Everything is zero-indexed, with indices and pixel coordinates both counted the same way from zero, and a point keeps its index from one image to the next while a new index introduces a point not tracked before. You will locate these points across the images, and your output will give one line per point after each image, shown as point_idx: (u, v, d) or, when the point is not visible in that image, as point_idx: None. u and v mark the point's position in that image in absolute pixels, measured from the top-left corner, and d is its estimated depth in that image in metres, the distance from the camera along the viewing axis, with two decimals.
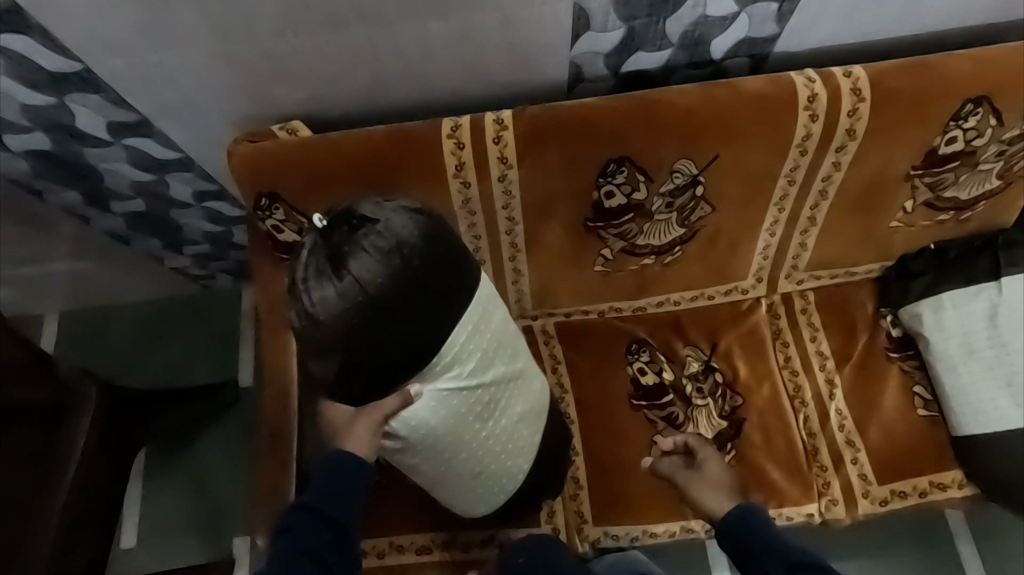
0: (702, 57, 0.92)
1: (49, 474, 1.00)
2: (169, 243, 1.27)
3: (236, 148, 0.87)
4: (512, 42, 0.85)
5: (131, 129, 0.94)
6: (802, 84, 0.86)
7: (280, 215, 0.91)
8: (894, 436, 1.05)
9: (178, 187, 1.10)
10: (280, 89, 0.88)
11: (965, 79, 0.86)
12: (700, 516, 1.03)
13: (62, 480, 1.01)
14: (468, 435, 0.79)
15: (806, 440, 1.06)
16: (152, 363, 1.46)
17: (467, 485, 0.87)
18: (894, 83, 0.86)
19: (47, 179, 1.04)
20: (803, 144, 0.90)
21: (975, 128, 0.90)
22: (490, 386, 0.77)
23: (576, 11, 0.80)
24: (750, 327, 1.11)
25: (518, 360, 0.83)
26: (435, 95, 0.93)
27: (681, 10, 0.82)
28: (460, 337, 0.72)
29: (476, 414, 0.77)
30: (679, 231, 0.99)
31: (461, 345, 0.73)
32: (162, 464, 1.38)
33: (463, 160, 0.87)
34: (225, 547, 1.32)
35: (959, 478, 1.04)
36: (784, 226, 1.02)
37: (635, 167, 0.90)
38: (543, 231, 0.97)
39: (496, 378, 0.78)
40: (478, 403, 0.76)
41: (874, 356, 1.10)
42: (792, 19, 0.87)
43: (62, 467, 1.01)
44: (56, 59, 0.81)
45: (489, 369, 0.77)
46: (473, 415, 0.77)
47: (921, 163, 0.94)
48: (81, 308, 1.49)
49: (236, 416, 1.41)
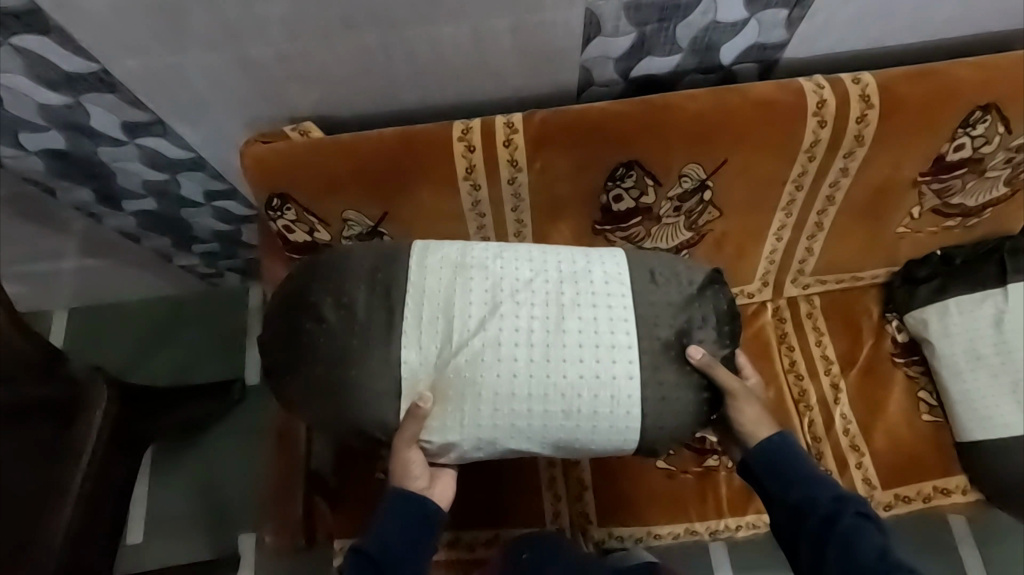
0: (711, 63, 0.93)
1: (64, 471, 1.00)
2: (179, 242, 1.28)
3: (248, 148, 0.88)
4: (523, 47, 0.86)
5: (144, 128, 0.95)
6: (811, 90, 0.86)
7: (292, 215, 0.92)
8: (900, 441, 1.06)
9: (190, 187, 1.11)
10: (293, 91, 0.89)
11: (974, 86, 0.86)
12: (704, 518, 1.03)
13: (77, 477, 1.00)
14: (562, 373, 0.73)
15: (811, 444, 1.07)
16: (160, 359, 1.47)
17: (621, 430, 0.74)
18: (904, 89, 0.86)
19: (60, 177, 1.05)
20: (812, 150, 0.91)
21: (983, 135, 0.90)
22: (484, 324, 0.73)
23: (588, 16, 0.81)
24: (755, 330, 1.12)
25: (528, 277, 0.76)
26: (446, 98, 0.94)
27: (691, 16, 0.83)
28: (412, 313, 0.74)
29: (516, 354, 0.72)
30: (686, 235, 1.00)
31: (416, 324, 0.74)
32: (169, 460, 1.39)
33: (473, 163, 0.88)
34: (231, 544, 1.33)
35: (962, 483, 1.04)
36: (791, 231, 1.03)
37: (644, 171, 0.91)
38: (551, 233, 0.98)
39: (489, 310, 0.74)
40: (483, 337, 0.73)
41: (879, 360, 1.10)
42: (802, 25, 0.88)
43: (76, 465, 1.01)
44: (74, 59, 0.82)
45: (473, 308, 0.74)
46: (497, 352, 0.72)
47: (929, 169, 0.94)
48: (90, 305, 1.50)
49: (244, 412, 1.42)
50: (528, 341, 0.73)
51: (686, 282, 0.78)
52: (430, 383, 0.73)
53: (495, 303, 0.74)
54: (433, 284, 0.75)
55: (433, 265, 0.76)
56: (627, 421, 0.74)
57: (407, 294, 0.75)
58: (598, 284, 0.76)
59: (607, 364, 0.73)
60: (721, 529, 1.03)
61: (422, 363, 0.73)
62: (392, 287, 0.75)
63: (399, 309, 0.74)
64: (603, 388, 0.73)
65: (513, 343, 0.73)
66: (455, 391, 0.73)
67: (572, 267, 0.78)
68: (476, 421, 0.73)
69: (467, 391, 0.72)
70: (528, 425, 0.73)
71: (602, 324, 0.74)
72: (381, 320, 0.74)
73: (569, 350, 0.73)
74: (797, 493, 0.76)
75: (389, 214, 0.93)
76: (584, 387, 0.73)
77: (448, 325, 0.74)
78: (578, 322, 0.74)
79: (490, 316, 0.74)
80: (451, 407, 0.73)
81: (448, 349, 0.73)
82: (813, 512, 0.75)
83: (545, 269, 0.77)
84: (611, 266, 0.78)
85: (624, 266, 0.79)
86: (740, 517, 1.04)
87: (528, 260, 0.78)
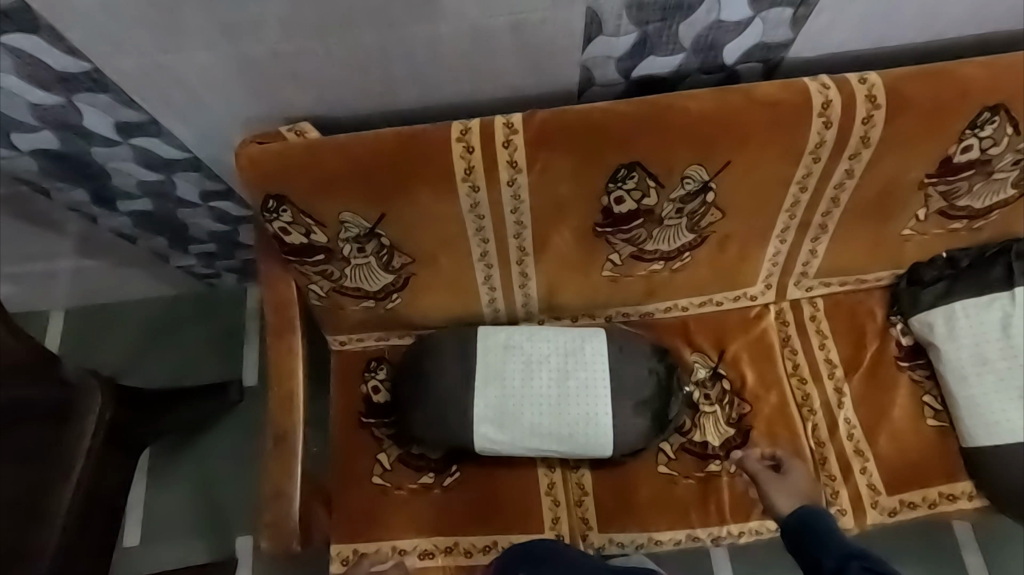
0: (714, 63, 0.91)
1: (52, 486, 0.99)
2: (175, 243, 1.27)
3: (244, 149, 0.86)
4: (523, 46, 0.84)
5: (138, 128, 0.94)
6: (817, 91, 0.85)
7: (288, 217, 0.90)
8: (906, 447, 1.04)
9: (186, 187, 1.09)
10: (288, 91, 0.88)
11: (981, 88, 0.84)
12: (707, 524, 1.01)
13: (66, 491, 0.99)
14: (573, 417, 0.97)
15: (814, 449, 1.05)
16: (157, 361, 1.46)
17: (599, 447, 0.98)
18: (910, 90, 0.85)
19: (54, 177, 1.04)
20: (816, 151, 0.90)
21: (991, 137, 0.89)
22: (503, 378, 0.99)
23: (589, 15, 0.79)
24: (759, 333, 1.10)
25: (548, 349, 1.00)
26: (444, 98, 0.93)
27: (694, 15, 0.81)
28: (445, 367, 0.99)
29: (542, 405, 0.98)
30: (689, 237, 0.98)
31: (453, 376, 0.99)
32: (166, 463, 1.38)
33: (472, 163, 0.86)
34: (229, 548, 1.32)
35: (968, 489, 1.02)
36: (794, 233, 1.01)
37: (646, 173, 0.89)
38: (551, 235, 0.96)
39: (523, 374, 0.99)
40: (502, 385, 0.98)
41: (884, 364, 1.08)
42: (807, 24, 0.86)
43: (65, 479, 1.00)
44: (65, 59, 0.80)
45: (511, 373, 0.99)
46: (512, 398, 0.98)
47: (936, 171, 0.93)
48: (87, 305, 1.49)
49: (241, 415, 1.41)
50: (550, 396, 0.98)
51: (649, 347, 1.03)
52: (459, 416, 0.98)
53: (527, 370, 0.99)
54: (466, 348, 1.00)
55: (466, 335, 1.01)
56: (603, 446, 0.98)
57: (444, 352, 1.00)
58: (586, 351, 1.00)
59: (589, 406, 0.98)
60: (724, 535, 1.01)
61: (455, 400, 0.98)
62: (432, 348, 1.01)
63: (436, 365, 1.00)
64: (588, 424, 0.97)
65: (523, 392, 0.98)
66: (481, 425, 0.97)
67: (567, 337, 1.01)
68: (496, 445, 0.98)
69: (491, 425, 0.97)
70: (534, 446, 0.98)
71: (602, 381, 0.98)
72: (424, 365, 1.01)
73: (579, 400, 0.97)
74: (811, 513, 0.85)
75: (386, 216, 0.91)
76: (574, 424, 0.97)
77: (495, 387, 0.98)
78: (584, 378, 0.98)
79: (524, 379, 0.99)
80: (498, 443, 0.98)
81: (495, 403, 0.98)
82: (814, 525, 0.83)
83: (548, 340, 1.01)
84: (598, 343, 1.00)
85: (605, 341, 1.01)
86: (743, 524, 1.02)
87: (535, 335, 1.01)
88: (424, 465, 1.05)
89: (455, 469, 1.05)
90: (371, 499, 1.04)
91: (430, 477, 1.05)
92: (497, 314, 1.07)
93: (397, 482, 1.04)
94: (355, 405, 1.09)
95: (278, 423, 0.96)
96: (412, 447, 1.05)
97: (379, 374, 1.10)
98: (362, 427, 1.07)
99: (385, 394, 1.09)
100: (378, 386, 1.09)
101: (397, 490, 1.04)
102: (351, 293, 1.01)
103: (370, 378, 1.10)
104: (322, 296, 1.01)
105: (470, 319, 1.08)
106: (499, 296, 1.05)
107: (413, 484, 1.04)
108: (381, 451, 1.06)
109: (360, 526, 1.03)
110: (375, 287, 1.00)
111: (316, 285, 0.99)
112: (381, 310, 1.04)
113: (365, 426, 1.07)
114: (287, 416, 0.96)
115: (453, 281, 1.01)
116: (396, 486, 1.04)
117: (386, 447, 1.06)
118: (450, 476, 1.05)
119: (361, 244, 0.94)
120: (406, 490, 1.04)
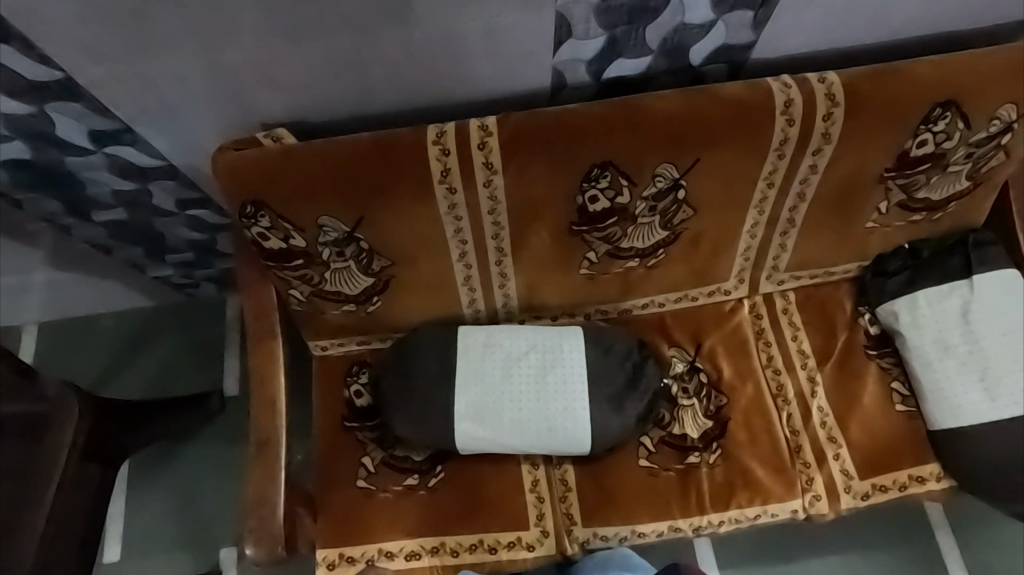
0: (682, 64, 0.94)
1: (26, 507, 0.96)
2: (151, 253, 1.26)
3: (221, 155, 0.87)
4: (495, 50, 0.86)
5: (112, 136, 0.94)
6: (779, 90, 0.88)
7: (266, 223, 0.90)
8: (875, 431, 1.07)
9: (161, 196, 1.09)
10: (264, 98, 0.89)
11: (933, 85, 0.88)
12: (688, 515, 1.03)
13: (37, 517, 0.97)
14: (549, 412, 0.99)
15: (789, 437, 1.08)
16: (132, 374, 1.44)
17: (577, 440, 0.99)
18: (867, 88, 0.89)
19: (26, 188, 1.03)
20: (781, 148, 0.93)
21: (944, 131, 0.93)
22: (481, 378, 1.00)
23: (558, 19, 0.82)
24: (733, 327, 1.13)
25: (527, 348, 1.02)
26: (421, 101, 0.94)
27: (660, 18, 0.84)
28: (427, 366, 1.00)
29: (519, 403, 0.99)
30: (662, 234, 1.00)
31: (432, 376, 1.00)
32: (145, 476, 1.36)
33: (448, 166, 0.88)
34: (211, 561, 1.30)
35: (936, 471, 1.05)
36: (764, 228, 1.04)
37: (619, 172, 0.91)
38: (528, 235, 0.98)
39: (502, 372, 1.00)
40: (478, 384, 0.99)
41: (853, 354, 1.11)
42: (767, 26, 0.90)
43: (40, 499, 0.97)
44: (36, 67, 0.81)
45: (491, 371, 1.00)
46: (490, 395, 0.99)
47: (894, 165, 0.97)
48: (61, 318, 1.47)
49: (221, 425, 1.40)
50: (527, 393, 0.99)
51: (626, 346, 1.04)
52: (440, 412, 0.99)
53: (506, 368, 1.00)
54: (450, 352, 1.01)
55: (449, 340, 1.02)
56: (581, 436, 0.99)
57: (426, 354, 1.01)
58: (563, 349, 1.02)
59: (566, 397, 0.99)
60: (705, 525, 1.03)
61: (434, 399, 0.99)
62: (416, 348, 1.02)
63: (417, 366, 1.01)
64: (565, 416, 0.99)
65: (501, 389, 0.99)
66: (460, 423, 0.99)
67: (548, 339, 1.02)
68: (473, 440, 0.99)
69: (469, 423, 0.99)
70: (512, 441, 0.99)
71: (579, 378, 1.00)
72: (405, 368, 1.02)
73: (556, 397, 0.99)
74: None
75: (364, 220, 0.92)
76: (551, 418, 0.99)
77: (474, 387, 0.99)
78: (560, 376, 1.00)
79: (503, 378, 1.00)
80: (478, 440, 0.99)
81: (475, 402, 0.99)
82: None
83: (526, 339, 1.02)
84: (575, 341, 1.02)
85: (582, 340, 1.03)
86: (723, 513, 1.03)
87: (514, 335, 1.03)
88: (409, 466, 1.06)
89: (439, 469, 1.06)
90: (355, 503, 1.04)
91: (414, 479, 1.05)
92: (478, 314, 1.08)
93: (381, 485, 1.05)
94: (338, 408, 1.09)
95: (260, 428, 0.96)
96: (396, 449, 1.06)
97: (361, 378, 1.10)
98: (345, 432, 1.08)
99: (367, 397, 1.10)
100: (360, 390, 1.10)
101: (381, 492, 1.04)
102: (331, 297, 1.01)
103: (352, 382, 1.10)
104: (303, 301, 1.02)
105: (451, 319, 1.09)
106: (480, 297, 1.06)
107: (397, 487, 1.05)
108: (365, 455, 1.06)
109: (344, 529, 1.02)
110: (355, 290, 1.01)
111: (296, 290, 1.00)
112: (361, 313, 1.05)
113: (349, 430, 1.08)
114: (267, 423, 0.97)
115: (432, 282, 1.02)
116: (381, 490, 1.04)
117: (370, 450, 1.07)
118: (434, 476, 1.05)
119: (340, 247, 0.95)
120: (390, 493, 1.04)
